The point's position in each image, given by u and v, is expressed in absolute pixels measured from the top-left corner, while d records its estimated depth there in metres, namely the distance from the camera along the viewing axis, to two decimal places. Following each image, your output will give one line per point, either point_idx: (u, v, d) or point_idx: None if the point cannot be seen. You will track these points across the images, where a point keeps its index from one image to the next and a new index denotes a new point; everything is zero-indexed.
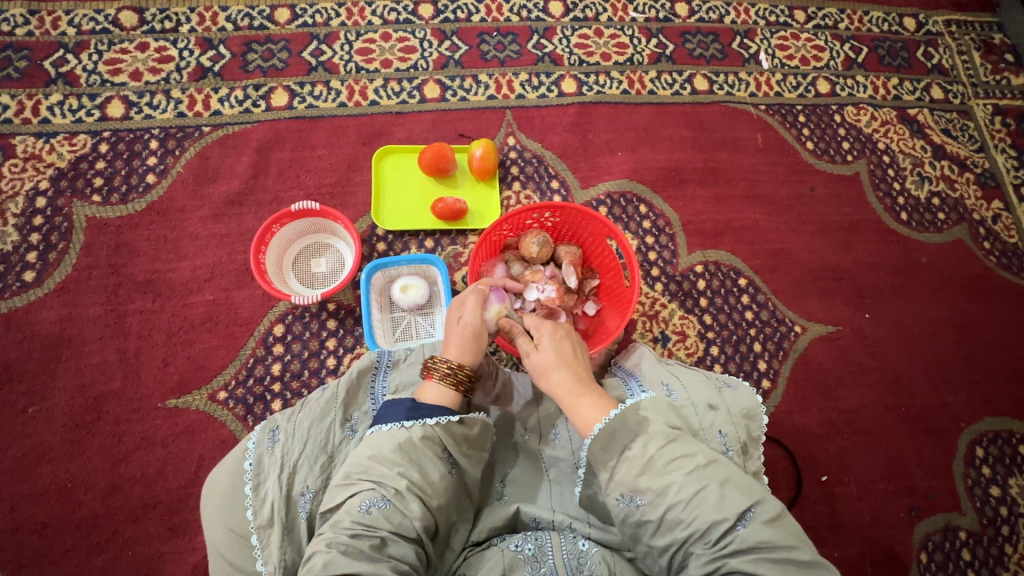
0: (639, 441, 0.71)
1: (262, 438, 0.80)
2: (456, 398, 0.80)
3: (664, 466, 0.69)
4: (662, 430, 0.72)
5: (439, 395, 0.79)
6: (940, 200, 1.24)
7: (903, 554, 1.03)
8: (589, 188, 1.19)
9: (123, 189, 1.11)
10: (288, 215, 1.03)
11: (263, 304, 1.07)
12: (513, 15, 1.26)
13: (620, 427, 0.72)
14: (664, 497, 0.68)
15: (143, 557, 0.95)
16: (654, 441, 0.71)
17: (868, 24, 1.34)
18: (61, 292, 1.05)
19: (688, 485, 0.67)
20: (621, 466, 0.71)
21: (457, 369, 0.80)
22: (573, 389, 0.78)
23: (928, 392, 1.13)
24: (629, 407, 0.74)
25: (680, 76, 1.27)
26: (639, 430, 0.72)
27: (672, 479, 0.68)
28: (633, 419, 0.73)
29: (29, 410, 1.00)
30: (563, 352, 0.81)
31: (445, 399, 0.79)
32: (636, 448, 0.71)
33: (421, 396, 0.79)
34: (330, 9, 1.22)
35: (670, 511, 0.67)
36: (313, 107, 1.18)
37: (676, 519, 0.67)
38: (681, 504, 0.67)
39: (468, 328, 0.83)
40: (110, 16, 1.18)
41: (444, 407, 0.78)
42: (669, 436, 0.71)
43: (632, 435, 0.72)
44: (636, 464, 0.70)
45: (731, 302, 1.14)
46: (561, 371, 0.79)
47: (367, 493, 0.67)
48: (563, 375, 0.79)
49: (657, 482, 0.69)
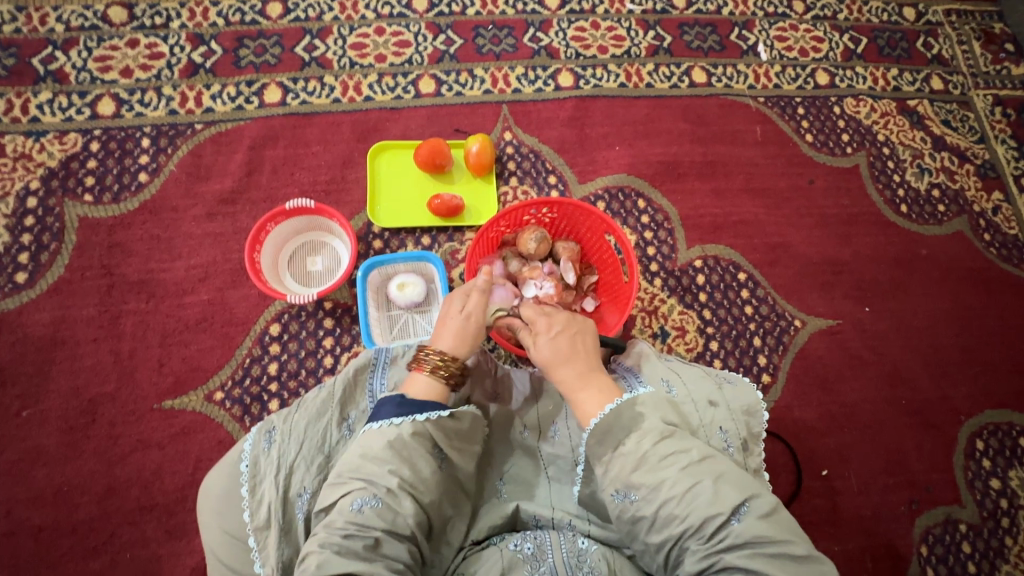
0: (632, 437, 0.71)
1: (259, 440, 0.79)
2: (443, 391, 0.78)
3: (658, 462, 0.69)
4: (657, 426, 0.72)
5: (426, 389, 0.77)
6: (940, 192, 1.23)
7: (903, 548, 1.03)
8: (587, 183, 1.18)
9: (115, 189, 1.10)
10: (282, 213, 1.02)
11: (258, 304, 1.06)
12: (508, 8, 1.24)
13: (615, 424, 0.72)
14: (658, 492, 0.67)
15: (141, 559, 0.94)
16: (648, 437, 0.71)
17: (867, 14, 1.32)
18: (54, 293, 1.04)
19: (682, 480, 0.67)
20: (614, 461, 0.71)
21: (447, 362, 0.79)
22: (573, 385, 0.78)
23: (928, 384, 1.13)
24: (626, 403, 0.74)
25: (678, 69, 1.25)
26: (633, 426, 0.72)
27: (665, 475, 0.68)
28: (628, 415, 0.73)
29: (23, 413, 0.99)
30: (571, 345, 0.80)
31: (434, 395, 0.77)
32: (630, 444, 0.71)
33: (408, 390, 0.77)
34: (323, 3, 1.21)
35: (664, 506, 0.67)
36: (306, 103, 1.17)
37: (670, 514, 0.66)
38: (674, 500, 0.66)
39: (461, 324, 0.82)
40: (99, 12, 1.16)
41: (432, 402, 0.76)
42: (663, 432, 0.71)
43: (626, 432, 0.72)
44: (630, 460, 0.70)
45: (730, 296, 1.14)
46: (567, 365, 0.79)
47: (359, 492, 0.67)
48: (569, 367, 0.79)
49: (651, 477, 0.68)
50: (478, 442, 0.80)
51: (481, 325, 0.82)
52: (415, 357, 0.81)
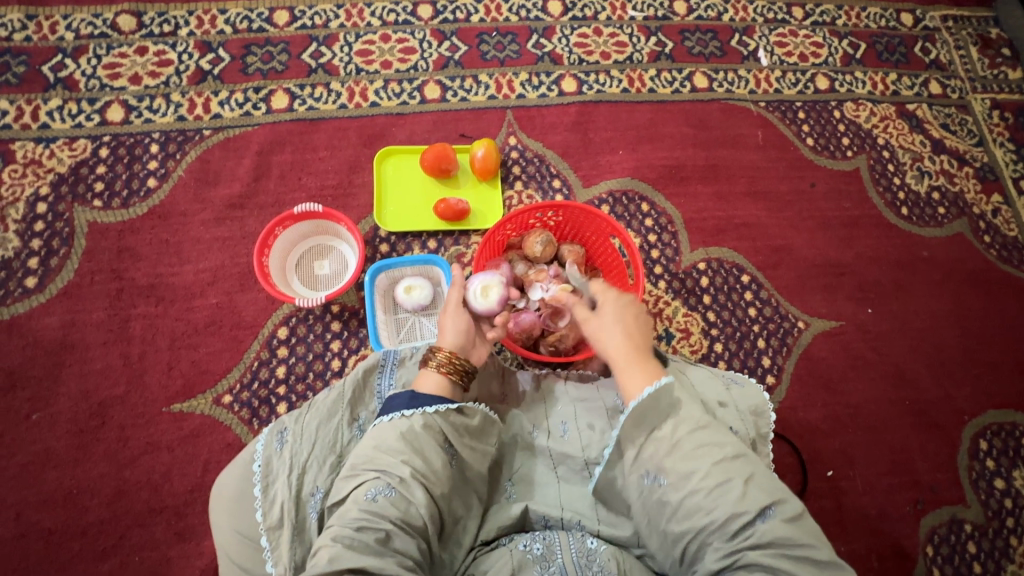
0: (669, 423, 0.72)
1: (270, 440, 0.80)
2: (449, 388, 0.81)
3: (691, 451, 0.70)
4: (693, 416, 0.73)
5: (434, 384, 0.81)
6: (939, 194, 1.25)
7: (910, 547, 1.04)
8: (590, 187, 1.19)
9: (124, 194, 1.11)
10: (291, 217, 1.03)
11: (266, 307, 1.07)
12: (512, 15, 1.26)
13: (651, 408, 0.73)
14: (687, 481, 0.68)
15: (150, 562, 0.95)
16: (684, 425, 0.72)
17: (865, 20, 1.34)
18: (63, 297, 1.05)
19: (713, 474, 0.68)
20: (648, 444, 0.72)
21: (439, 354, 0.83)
22: (630, 354, 0.78)
23: (931, 385, 1.14)
24: (663, 387, 0.74)
25: (679, 74, 1.27)
26: (670, 413, 0.73)
27: (697, 466, 0.69)
28: (666, 401, 0.74)
29: (33, 417, 0.99)
30: (626, 322, 0.81)
31: (443, 390, 0.81)
32: (665, 430, 0.72)
33: (416, 385, 0.81)
34: (329, 11, 1.22)
35: (691, 497, 0.67)
36: (313, 109, 1.18)
37: (696, 505, 0.67)
38: (702, 492, 0.67)
39: (463, 318, 0.87)
40: (109, 20, 1.18)
41: (441, 397, 0.79)
42: (699, 424, 0.72)
43: (662, 417, 0.73)
44: (664, 445, 0.71)
45: (734, 299, 1.15)
46: (620, 337, 0.79)
47: (372, 482, 0.68)
48: (622, 339, 0.79)
49: (683, 465, 0.69)
50: (489, 442, 0.82)
51: (459, 316, 0.87)
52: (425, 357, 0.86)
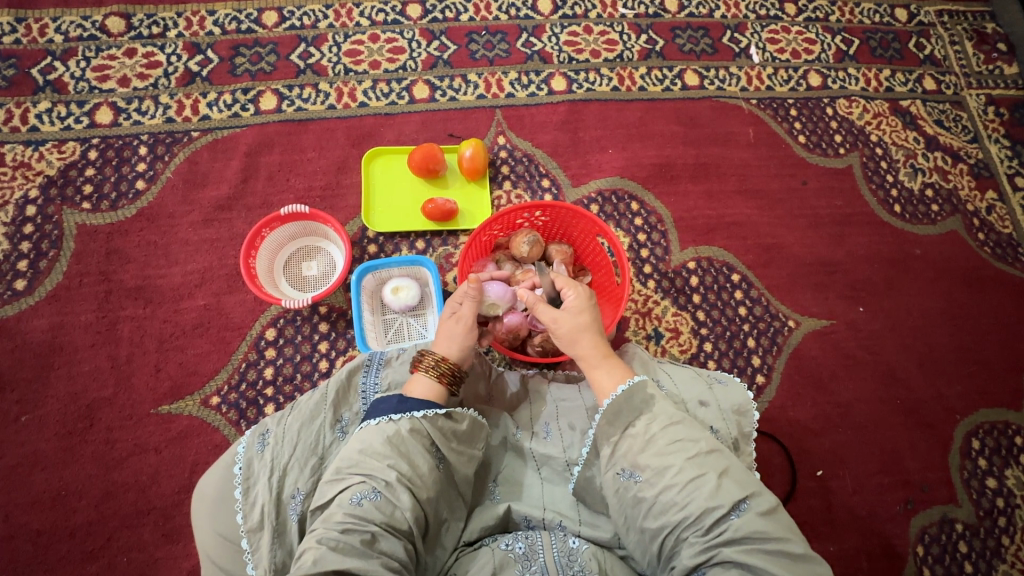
0: (642, 420, 0.74)
1: (252, 443, 0.80)
2: (441, 394, 0.81)
3: (665, 447, 0.71)
4: (666, 412, 0.74)
5: (425, 390, 0.80)
6: (933, 191, 1.24)
7: (900, 547, 1.03)
8: (579, 186, 1.19)
9: (112, 196, 1.11)
10: (277, 219, 1.03)
11: (254, 308, 1.07)
12: (502, 14, 1.25)
13: (625, 405, 0.75)
14: (661, 477, 0.69)
15: (138, 563, 0.95)
16: (657, 421, 0.73)
17: (859, 16, 1.33)
18: (52, 299, 1.05)
19: (686, 470, 0.68)
20: (623, 441, 0.73)
21: (440, 363, 0.81)
22: (602, 351, 0.80)
23: (923, 384, 1.13)
24: (637, 384, 0.76)
25: (670, 72, 1.26)
26: (643, 410, 0.75)
27: (670, 462, 0.69)
28: (639, 398, 0.75)
29: (21, 419, 1.00)
30: (596, 320, 0.82)
31: (434, 395, 0.80)
32: (639, 427, 0.73)
33: (408, 390, 0.80)
34: (318, 11, 1.22)
35: (665, 492, 0.68)
36: (301, 110, 1.18)
37: (670, 501, 0.68)
38: (676, 487, 0.68)
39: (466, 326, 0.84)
40: (98, 23, 1.18)
41: (431, 401, 0.79)
42: (672, 419, 0.73)
43: (636, 414, 0.74)
44: (638, 441, 0.72)
45: (724, 298, 1.14)
46: (591, 336, 0.81)
47: (358, 486, 0.68)
48: (592, 340, 0.80)
49: (657, 461, 0.70)
50: (477, 446, 0.82)
51: (473, 328, 0.84)
52: (415, 360, 0.84)
